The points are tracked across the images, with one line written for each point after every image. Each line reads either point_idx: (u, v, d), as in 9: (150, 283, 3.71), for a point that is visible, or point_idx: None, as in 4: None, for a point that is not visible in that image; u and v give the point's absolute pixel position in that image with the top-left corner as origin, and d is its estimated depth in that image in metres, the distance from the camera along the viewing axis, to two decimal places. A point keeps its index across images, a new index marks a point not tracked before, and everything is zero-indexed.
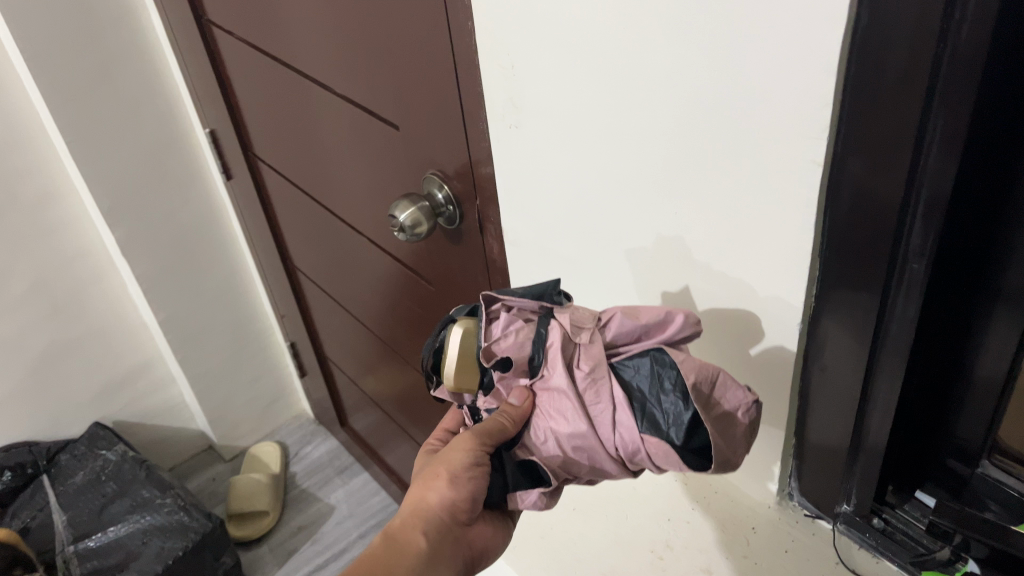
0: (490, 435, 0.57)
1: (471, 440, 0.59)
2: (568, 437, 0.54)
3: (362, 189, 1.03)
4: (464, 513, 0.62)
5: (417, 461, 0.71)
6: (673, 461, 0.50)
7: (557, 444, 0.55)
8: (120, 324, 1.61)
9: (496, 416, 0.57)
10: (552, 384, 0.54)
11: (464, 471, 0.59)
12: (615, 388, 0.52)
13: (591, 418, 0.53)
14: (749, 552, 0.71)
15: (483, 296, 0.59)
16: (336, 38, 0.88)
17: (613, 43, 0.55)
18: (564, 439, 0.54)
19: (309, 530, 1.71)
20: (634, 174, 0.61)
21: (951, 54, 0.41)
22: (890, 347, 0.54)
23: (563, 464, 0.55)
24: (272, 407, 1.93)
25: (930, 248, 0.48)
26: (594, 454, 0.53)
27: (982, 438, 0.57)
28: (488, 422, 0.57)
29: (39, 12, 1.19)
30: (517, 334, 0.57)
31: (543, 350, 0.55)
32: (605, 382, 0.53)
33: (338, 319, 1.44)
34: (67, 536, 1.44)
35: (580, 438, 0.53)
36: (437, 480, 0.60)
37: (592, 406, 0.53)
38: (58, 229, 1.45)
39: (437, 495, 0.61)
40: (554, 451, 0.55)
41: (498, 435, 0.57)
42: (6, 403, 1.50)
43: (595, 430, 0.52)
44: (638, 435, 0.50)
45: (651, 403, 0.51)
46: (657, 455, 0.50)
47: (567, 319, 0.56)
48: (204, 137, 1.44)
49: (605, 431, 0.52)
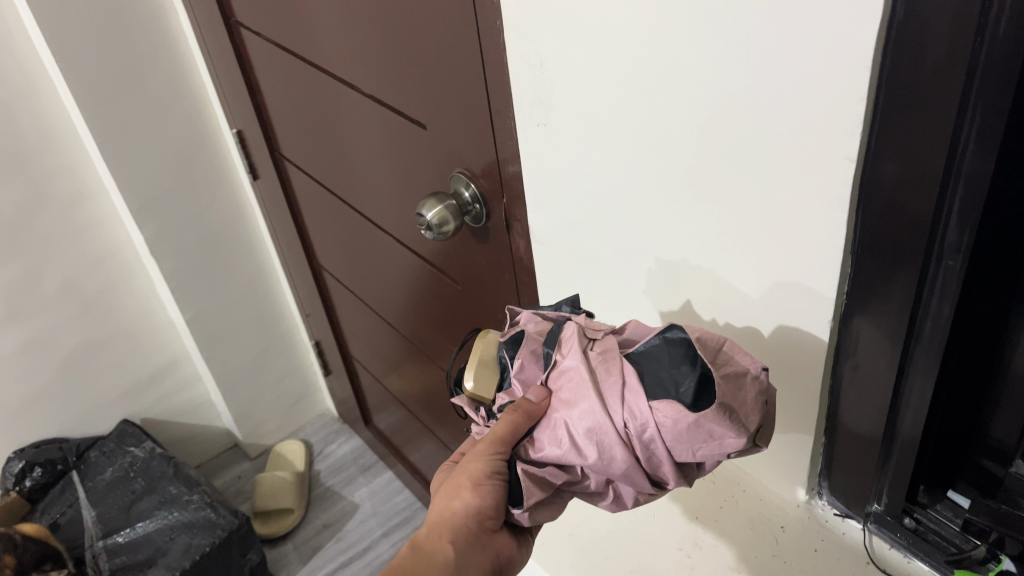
0: (505, 437, 0.57)
1: (486, 449, 0.59)
2: (579, 420, 0.52)
3: (388, 188, 1.03)
4: (490, 519, 0.61)
5: (437, 477, 0.71)
6: (683, 424, 0.48)
7: (569, 434, 0.53)
8: (148, 323, 1.63)
9: (509, 416, 0.57)
10: (565, 366, 0.55)
11: (486, 479, 0.59)
12: (626, 363, 0.52)
13: (602, 394, 0.52)
14: (779, 551, 0.69)
15: (507, 309, 0.68)
16: (363, 38, 0.88)
17: (642, 42, 0.55)
18: (575, 425, 0.52)
19: (333, 529, 1.72)
20: (663, 172, 0.60)
21: (988, 50, 0.40)
22: (924, 343, 0.54)
23: (572, 453, 0.52)
24: (297, 406, 1.94)
25: (967, 245, 0.47)
26: (603, 435, 0.51)
27: (1017, 439, 0.57)
28: (502, 422, 0.57)
29: (70, 15, 1.21)
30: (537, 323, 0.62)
31: (557, 340, 0.57)
32: (616, 360, 0.53)
33: (363, 318, 1.45)
34: (95, 532, 1.45)
35: (590, 419, 0.51)
36: (461, 490, 0.60)
37: (603, 383, 0.52)
38: (89, 229, 1.47)
39: (463, 505, 0.61)
40: (565, 444, 0.53)
41: (509, 435, 0.57)
42: (37, 400, 1.53)
43: (604, 404, 0.51)
44: (647, 402, 0.49)
45: (661, 373, 0.50)
46: (667, 422, 0.48)
47: (583, 320, 0.59)
48: (231, 136, 1.45)
49: (615, 404, 0.51)
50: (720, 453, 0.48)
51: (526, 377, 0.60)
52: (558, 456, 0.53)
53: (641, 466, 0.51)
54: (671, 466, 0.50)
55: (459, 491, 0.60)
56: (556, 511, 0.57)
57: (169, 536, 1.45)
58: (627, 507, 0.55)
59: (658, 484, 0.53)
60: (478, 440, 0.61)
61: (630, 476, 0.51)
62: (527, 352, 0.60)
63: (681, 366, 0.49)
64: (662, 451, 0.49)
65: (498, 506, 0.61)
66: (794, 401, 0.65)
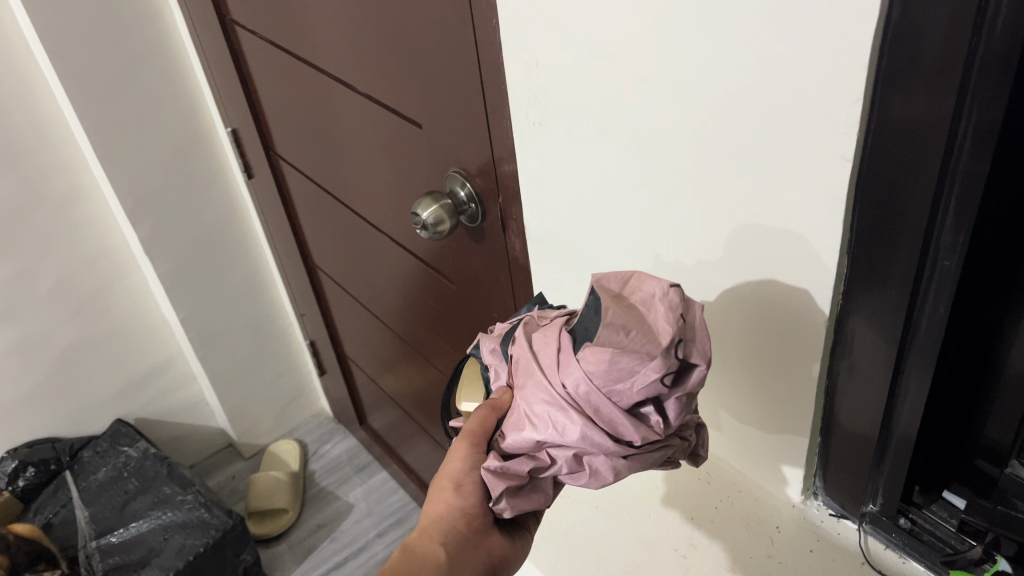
0: (478, 434, 0.58)
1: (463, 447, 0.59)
2: (529, 398, 0.52)
3: (384, 187, 1.03)
4: (478, 518, 0.61)
5: None
6: (606, 365, 0.47)
7: (525, 415, 0.52)
8: (142, 322, 1.62)
9: (479, 413, 0.57)
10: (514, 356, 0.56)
11: (467, 477, 0.59)
12: (557, 331, 0.52)
13: (540, 366, 0.51)
14: (774, 552, 0.69)
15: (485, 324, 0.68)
16: (358, 36, 0.88)
17: (637, 41, 0.55)
18: (528, 405, 0.52)
19: (327, 529, 1.72)
20: (659, 171, 0.60)
21: (985, 49, 0.40)
22: (919, 344, 0.54)
23: (532, 433, 0.51)
24: (291, 406, 1.94)
25: (962, 245, 0.47)
26: (549, 404, 0.50)
27: (1012, 440, 0.57)
28: (473, 420, 0.58)
29: (64, 13, 1.20)
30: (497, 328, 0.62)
31: (509, 338, 0.58)
32: (550, 331, 0.53)
33: (359, 318, 1.45)
34: (89, 532, 1.45)
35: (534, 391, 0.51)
36: (445, 491, 0.61)
37: (540, 355, 0.52)
38: (83, 228, 1.46)
39: (447, 505, 0.61)
40: (526, 425, 0.52)
41: (480, 430, 0.57)
42: (30, 400, 1.52)
43: (543, 373, 0.51)
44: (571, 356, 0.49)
45: (584, 328, 0.50)
46: (593, 367, 0.47)
47: (535, 315, 0.59)
48: (226, 135, 1.44)
49: (550, 369, 0.50)
50: (654, 383, 0.46)
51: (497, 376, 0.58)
52: (525, 442, 0.53)
53: (595, 423, 0.49)
54: (619, 414, 0.48)
55: (444, 492, 0.61)
56: (537, 500, 0.55)
57: (163, 536, 1.45)
58: (613, 480, 0.52)
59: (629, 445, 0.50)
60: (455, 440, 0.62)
61: (588, 437, 0.49)
62: (489, 354, 0.59)
63: (596, 315, 0.49)
64: (602, 399, 0.48)
65: (483, 505, 0.61)
66: (791, 401, 0.65)
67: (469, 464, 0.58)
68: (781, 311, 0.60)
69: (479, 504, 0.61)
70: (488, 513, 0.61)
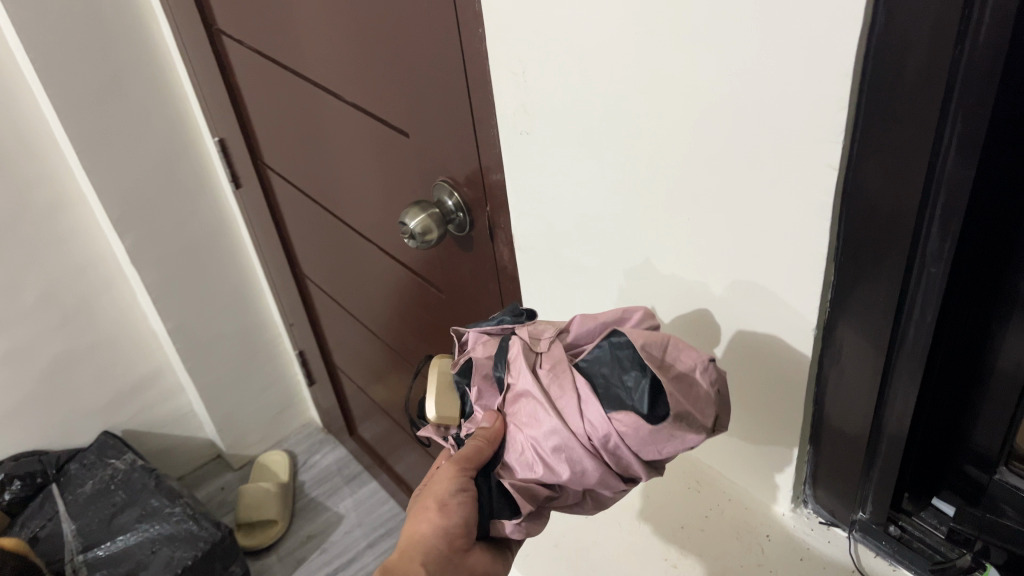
0: (468, 459, 0.58)
1: (452, 469, 0.59)
2: (546, 440, 0.53)
3: (372, 196, 1.02)
4: (461, 539, 0.60)
5: None
6: (643, 431, 0.49)
7: (538, 454, 0.54)
8: (129, 333, 1.61)
9: (472, 441, 0.58)
10: (520, 389, 0.56)
11: (453, 497, 0.59)
12: (577, 379, 0.53)
13: (562, 411, 0.53)
14: (765, 561, 0.68)
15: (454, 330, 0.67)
16: (344, 46, 0.88)
17: (622, 50, 0.55)
18: (543, 445, 0.53)
19: (317, 540, 1.70)
20: (646, 179, 0.60)
21: (969, 57, 0.40)
22: (907, 352, 0.54)
23: (546, 473, 0.53)
24: (280, 416, 1.93)
25: (948, 252, 0.48)
26: (570, 451, 0.52)
27: (1000, 446, 0.57)
28: (465, 447, 0.58)
29: (49, 24, 1.20)
30: (484, 344, 0.61)
31: (506, 363, 0.58)
32: (567, 375, 0.54)
33: (347, 328, 1.44)
34: (76, 545, 1.43)
35: (554, 436, 0.52)
36: (427, 513, 0.60)
37: (561, 400, 0.53)
38: (69, 239, 1.45)
39: (430, 526, 0.59)
40: (538, 463, 0.54)
41: (474, 457, 0.58)
42: (16, 412, 1.51)
43: (567, 421, 0.52)
44: (605, 415, 0.50)
45: (613, 383, 0.51)
46: (628, 430, 0.49)
47: (527, 332, 0.59)
48: (213, 144, 1.44)
49: (575, 421, 0.52)
50: (683, 450, 0.50)
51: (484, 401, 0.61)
52: (534, 477, 0.54)
53: (613, 471, 0.52)
54: (640, 467, 0.51)
55: (426, 512, 0.59)
56: (541, 525, 0.57)
57: (151, 549, 1.43)
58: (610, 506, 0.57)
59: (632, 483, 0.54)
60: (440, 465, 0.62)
61: (607, 483, 0.52)
62: (479, 378, 0.60)
63: (630, 374, 0.50)
64: (628, 455, 0.51)
65: (470, 525, 0.60)
66: (780, 410, 0.64)
67: (456, 484, 0.59)
68: (770, 328, 0.60)
69: (464, 522, 0.59)
70: (471, 533, 0.60)
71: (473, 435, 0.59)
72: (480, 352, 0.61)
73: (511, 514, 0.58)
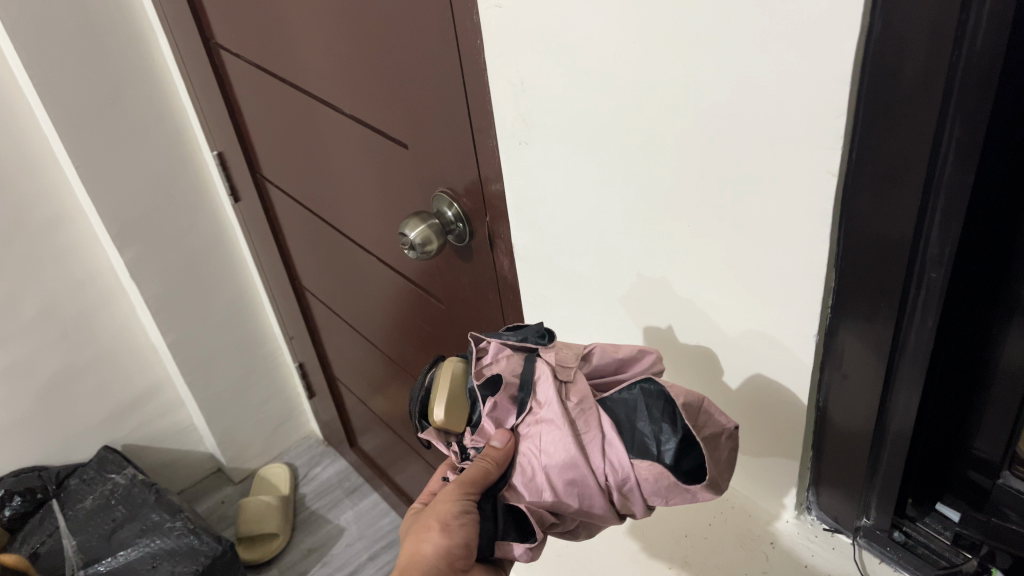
0: (473, 482, 0.59)
1: (455, 490, 0.60)
2: (560, 470, 0.55)
3: (371, 207, 1.02)
4: (461, 560, 0.60)
5: (406, 521, 0.70)
6: (662, 483, 0.52)
7: (548, 482, 0.56)
8: (128, 347, 1.61)
9: (478, 463, 0.59)
10: (542, 415, 0.57)
11: (455, 519, 0.59)
12: (604, 419, 0.55)
13: (583, 447, 0.55)
14: (769, 567, 0.69)
15: (472, 335, 0.64)
16: (343, 58, 0.88)
17: (621, 59, 0.56)
18: (555, 474, 0.55)
19: (318, 554, 1.70)
20: (647, 188, 0.60)
21: (966, 63, 0.41)
22: (908, 357, 0.54)
23: (553, 500, 0.56)
24: (281, 429, 1.92)
25: (949, 257, 0.48)
26: (584, 486, 0.54)
27: (1003, 451, 0.57)
28: (470, 470, 0.59)
29: (48, 40, 1.20)
30: (508, 358, 0.61)
31: (532, 385, 0.59)
32: (593, 412, 0.56)
33: (347, 339, 1.44)
34: (76, 561, 1.42)
35: (570, 470, 0.54)
36: (430, 532, 0.60)
37: (583, 435, 0.55)
38: (68, 254, 1.45)
39: (432, 547, 0.60)
40: (547, 490, 0.56)
41: (479, 480, 0.59)
42: (16, 427, 1.50)
43: (586, 457, 0.54)
44: (627, 461, 0.53)
45: (641, 431, 0.54)
46: (647, 479, 0.52)
47: (552, 357, 0.60)
48: (212, 158, 1.44)
49: (595, 459, 0.54)
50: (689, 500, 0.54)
51: (498, 415, 0.59)
52: (539, 500, 0.57)
53: (616, 509, 0.55)
54: (644, 509, 0.55)
55: (429, 532, 0.60)
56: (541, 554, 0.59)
57: (151, 564, 1.42)
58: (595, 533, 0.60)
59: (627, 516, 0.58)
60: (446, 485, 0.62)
61: (607, 518, 0.55)
62: (506, 396, 0.60)
63: (661, 425, 0.53)
64: (638, 499, 0.54)
65: (471, 548, 0.60)
66: (780, 417, 0.64)
67: (457, 507, 0.59)
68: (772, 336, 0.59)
69: (465, 544, 0.59)
70: (472, 555, 0.60)
71: (481, 456, 0.59)
72: (505, 366, 0.61)
73: (518, 538, 0.58)
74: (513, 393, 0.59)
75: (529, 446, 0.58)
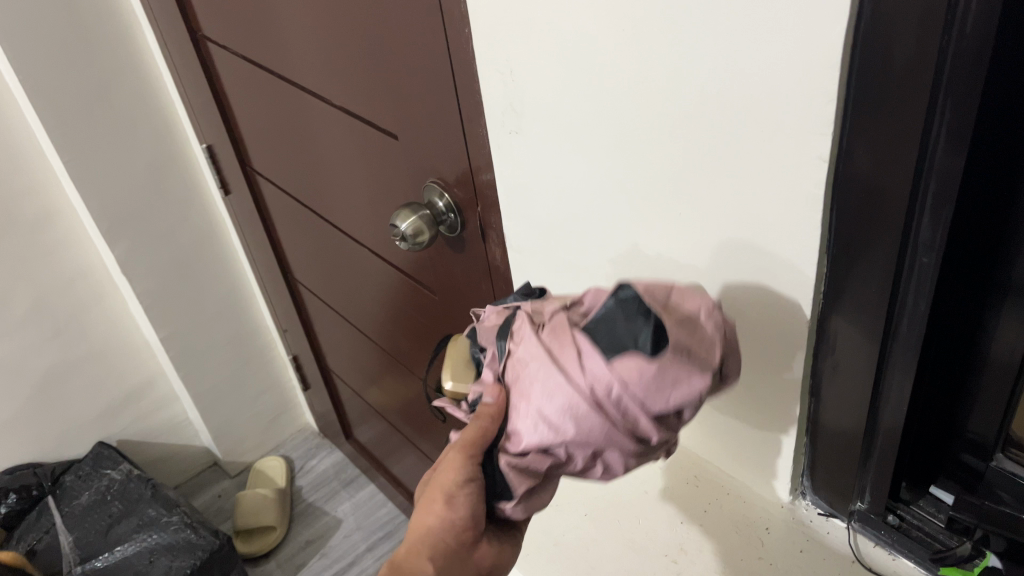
0: (473, 443, 0.54)
1: (459, 458, 0.56)
2: (545, 398, 0.48)
3: (362, 199, 1.02)
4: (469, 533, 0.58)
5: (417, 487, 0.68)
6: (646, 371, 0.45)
7: (538, 419, 0.48)
8: (121, 342, 1.60)
9: (476, 422, 0.54)
10: (518, 352, 0.51)
11: (459, 489, 0.56)
12: (577, 333, 0.48)
13: (559, 364, 0.48)
14: (764, 553, 0.68)
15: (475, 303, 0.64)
16: (331, 49, 0.88)
17: (609, 47, 0.55)
18: (542, 405, 0.48)
19: (317, 545, 1.70)
20: (637, 175, 0.60)
21: (955, 49, 0.41)
22: (900, 345, 0.54)
23: (545, 437, 0.48)
24: (276, 422, 1.92)
25: (940, 241, 0.48)
26: (573, 406, 0.46)
27: (997, 433, 0.57)
28: (469, 430, 0.54)
29: (33, 34, 1.19)
30: (497, 313, 0.58)
31: (509, 332, 0.54)
32: (567, 330, 0.49)
33: (341, 332, 1.44)
34: (73, 557, 1.42)
35: (556, 394, 0.47)
36: (435, 504, 0.57)
37: (559, 353, 0.48)
38: (58, 250, 1.44)
39: (436, 519, 0.57)
40: (538, 428, 0.48)
41: (478, 441, 0.54)
42: (9, 425, 1.50)
43: (563, 373, 0.47)
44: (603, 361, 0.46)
45: (612, 328, 0.47)
46: (631, 374, 0.45)
47: (531, 306, 0.55)
48: (201, 151, 1.43)
49: (573, 372, 0.47)
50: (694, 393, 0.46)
51: (494, 367, 0.56)
52: (534, 441, 0.49)
53: (617, 426, 0.47)
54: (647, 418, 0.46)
55: (433, 504, 0.57)
56: (547, 499, 0.55)
57: (149, 558, 1.42)
58: (621, 476, 0.51)
59: (646, 444, 0.48)
60: (449, 452, 0.59)
61: (610, 439, 0.47)
62: (488, 346, 0.56)
63: (633, 320, 0.46)
64: (631, 404, 0.46)
65: (476, 518, 0.57)
66: (775, 403, 0.64)
67: (464, 473, 0.55)
68: (763, 321, 0.60)
69: (471, 517, 0.57)
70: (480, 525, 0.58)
71: (478, 415, 0.54)
72: (491, 320, 0.58)
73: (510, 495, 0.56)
74: (492, 344, 0.55)
75: (512, 392, 0.52)
